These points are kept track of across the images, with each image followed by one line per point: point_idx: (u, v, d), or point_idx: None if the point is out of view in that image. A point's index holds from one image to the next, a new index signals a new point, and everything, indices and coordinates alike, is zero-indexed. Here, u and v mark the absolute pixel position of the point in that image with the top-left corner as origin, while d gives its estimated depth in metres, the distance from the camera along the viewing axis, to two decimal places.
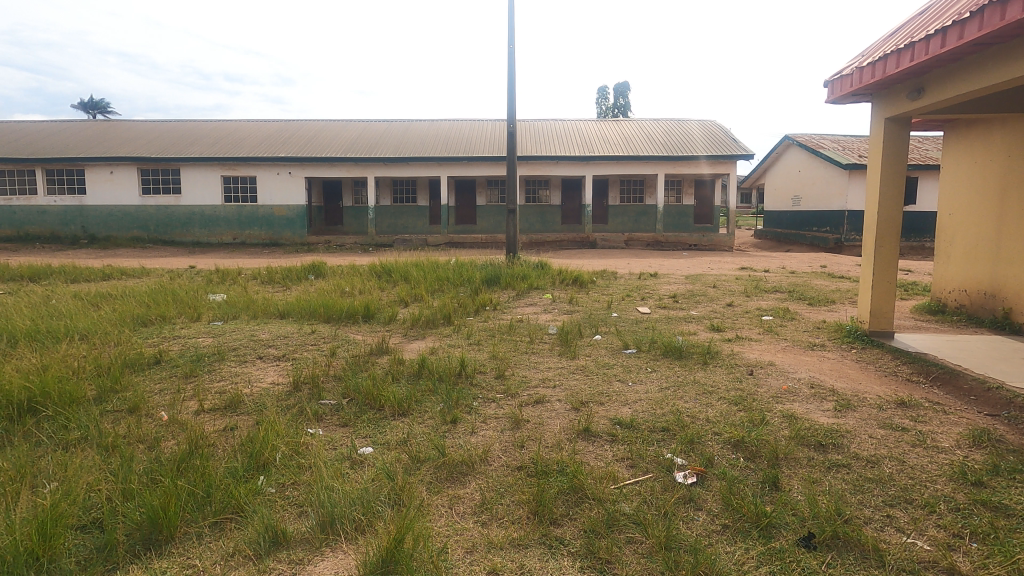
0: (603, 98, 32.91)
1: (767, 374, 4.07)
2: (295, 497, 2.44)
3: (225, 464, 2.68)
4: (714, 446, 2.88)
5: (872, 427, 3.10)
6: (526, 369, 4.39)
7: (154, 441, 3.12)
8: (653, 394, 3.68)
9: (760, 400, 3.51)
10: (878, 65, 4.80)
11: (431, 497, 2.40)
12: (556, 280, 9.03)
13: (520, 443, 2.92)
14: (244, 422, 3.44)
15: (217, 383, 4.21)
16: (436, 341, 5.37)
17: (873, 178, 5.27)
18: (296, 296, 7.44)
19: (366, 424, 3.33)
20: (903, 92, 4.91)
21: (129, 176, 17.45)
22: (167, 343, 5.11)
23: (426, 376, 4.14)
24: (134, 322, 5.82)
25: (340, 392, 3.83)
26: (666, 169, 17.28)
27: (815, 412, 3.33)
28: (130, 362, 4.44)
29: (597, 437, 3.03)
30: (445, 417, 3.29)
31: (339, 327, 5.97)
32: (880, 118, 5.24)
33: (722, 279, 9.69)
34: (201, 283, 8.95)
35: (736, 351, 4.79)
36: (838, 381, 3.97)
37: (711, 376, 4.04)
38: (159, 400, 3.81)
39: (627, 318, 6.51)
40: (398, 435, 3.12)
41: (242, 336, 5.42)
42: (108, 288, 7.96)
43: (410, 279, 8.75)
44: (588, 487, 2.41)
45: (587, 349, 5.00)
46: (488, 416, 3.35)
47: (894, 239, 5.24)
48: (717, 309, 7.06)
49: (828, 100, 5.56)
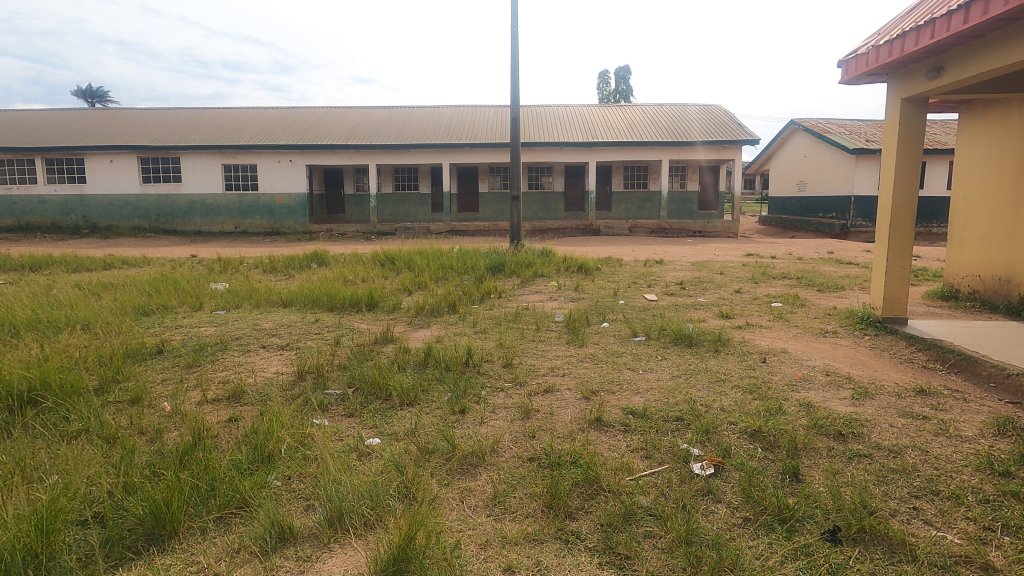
0: (604, 82, 32.43)
1: (781, 362, 3.99)
2: (303, 491, 2.38)
3: (229, 456, 2.62)
4: (731, 436, 2.80)
5: (891, 416, 3.02)
6: (534, 358, 4.31)
7: (156, 433, 3.08)
8: (665, 383, 3.60)
9: (775, 389, 3.43)
10: (896, 43, 4.65)
11: (442, 489, 2.34)
12: (560, 268, 8.93)
13: (531, 434, 2.85)
14: (247, 412, 3.38)
15: (220, 372, 4.16)
16: (441, 330, 5.29)
17: (888, 161, 5.13)
18: (298, 285, 7.37)
19: (373, 414, 3.26)
20: (922, 71, 4.75)
21: (129, 165, 17.34)
22: (169, 332, 5.04)
23: (432, 365, 4.08)
24: (135, 312, 5.74)
25: (346, 382, 3.78)
26: (670, 154, 17.08)
27: (832, 401, 3.25)
28: (132, 353, 4.38)
29: (610, 427, 2.95)
30: (453, 408, 3.22)
31: (342, 315, 5.91)
32: (896, 99, 5.09)
33: (729, 265, 9.58)
34: (203, 272, 8.86)
35: (748, 338, 4.71)
36: (853, 369, 3.89)
37: (724, 364, 3.95)
38: (162, 391, 3.76)
39: (634, 305, 6.42)
40: (405, 426, 3.04)
41: (245, 324, 5.34)
42: (109, 277, 7.89)
43: (414, 267, 8.66)
44: (603, 480, 2.34)
45: (595, 337, 4.92)
46: (498, 405, 3.28)
47: (909, 223, 5.11)
48: (725, 296, 6.97)
49: (843, 80, 5.41)
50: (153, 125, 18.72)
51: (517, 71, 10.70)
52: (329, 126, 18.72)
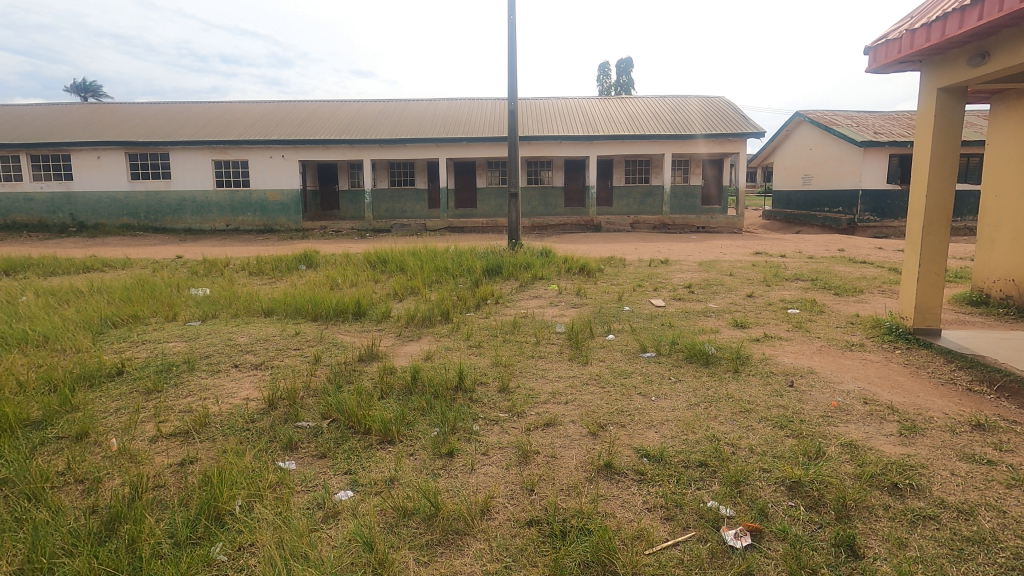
0: (604, 75, 31.86)
1: (811, 387, 3.53)
2: (249, 571, 1.96)
3: (164, 523, 2.19)
4: (766, 489, 2.37)
5: (950, 460, 2.58)
6: (532, 380, 3.85)
7: (94, 481, 2.67)
8: (682, 414, 3.16)
9: (809, 423, 2.99)
10: (935, 26, 4.17)
11: (418, 572, 1.92)
12: (561, 269, 8.48)
13: (530, 487, 2.43)
14: (204, 451, 2.96)
15: (182, 399, 3.71)
16: (433, 344, 4.84)
17: (921, 158, 4.68)
18: (282, 290, 6.93)
19: (347, 455, 2.83)
20: (963, 58, 4.28)
21: (117, 161, 16.85)
22: (133, 349, 4.61)
23: (420, 390, 3.63)
24: (102, 324, 5.30)
25: (321, 412, 3.34)
26: (672, 148, 16.60)
27: (877, 439, 2.81)
28: (85, 377, 3.94)
29: (622, 476, 2.52)
30: (439, 450, 2.79)
31: (326, 326, 5.48)
32: (931, 89, 4.62)
33: (737, 265, 9.13)
34: (185, 276, 8.41)
35: (769, 355, 4.25)
36: (892, 395, 3.43)
37: (747, 390, 3.50)
38: (112, 424, 3.33)
39: (641, 312, 5.98)
40: (384, 473, 2.61)
41: (217, 339, 4.90)
42: (82, 283, 7.40)
43: (407, 270, 8.22)
44: (617, 561, 1.92)
45: (600, 353, 4.47)
46: (492, 445, 2.85)
47: (944, 225, 4.65)
48: (737, 301, 6.52)
49: (870, 69, 4.95)
50: (141, 120, 18.18)
51: (515, 64, 10.21)
52: (322, 119, 18.19)
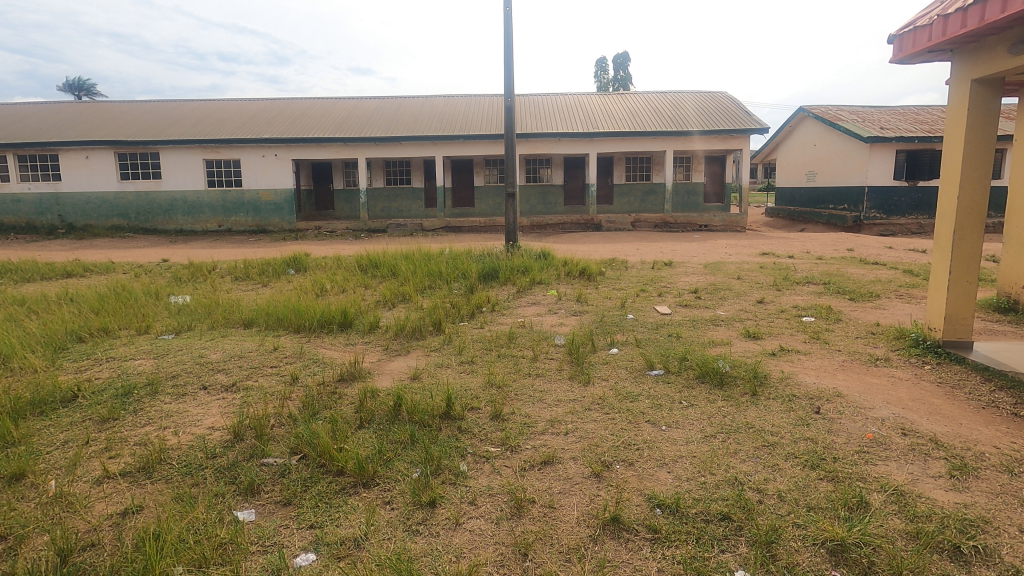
0: (603, 70, 31.50)
1: (840, 415, 3.14)
2: None
3: None
4: (804, 553, 2.00)
5: (1015, 511, 2.21)
6: (530, 405, 3.46)
7: (17, 539, 2.29)
8: (696, 449, 2.79)
9: (844, 462, 2.61)
10: (972, 10, 3.77)
11: None
12: (561, 273, 8.09)
13: (523, 550, 2.06)
14: (152, 497, 2.58)
15: (139, 428, 3.33)
16: (421, 361, 4.47)
17: (953, 154, 4.29)
18: (266, 298, 6.56)
19: (314, 504, 2.45)
20: (1002, 45, 3.88)
21: (105, 160, 16.46)
22: (94, 368, 4.23)
23: (402, 417, 3.25)
24: (67, 338, 4.91)
25: (290, 446, 2.96)
26: (674, 144, 16.18)
27: (925, 482, 2.43)
28: (34, 403, 3.55)
29: (632, 534, 2.15)
30: (419, 497, 2.41)
31: (308, 339, 5.09)
32: (964, 80, 4.23)
33: (745, 267, 8.74)
34: (167, 282, 8.02)
35: (789, 373, 3.87)
36: (935, 425, 3.04)
37: (768, 417, 3.12)
38: (55, 462, 2.94)
39: (645, 321, 5.59)
40: (355, 528, 2.24)
41: (187, 356, 4.51)
42: (54, 291, 6.99)
43: (399, 274, 7.85)
44: None
45: (603, 370, 4.09)
46: (480, 491, 2.47)
47: (976, 228, 4.26)
48: (746, 308, 6.13)
49: (895, 59, 4.56)
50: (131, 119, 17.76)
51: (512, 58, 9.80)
52: (316, 117, 17.79)
